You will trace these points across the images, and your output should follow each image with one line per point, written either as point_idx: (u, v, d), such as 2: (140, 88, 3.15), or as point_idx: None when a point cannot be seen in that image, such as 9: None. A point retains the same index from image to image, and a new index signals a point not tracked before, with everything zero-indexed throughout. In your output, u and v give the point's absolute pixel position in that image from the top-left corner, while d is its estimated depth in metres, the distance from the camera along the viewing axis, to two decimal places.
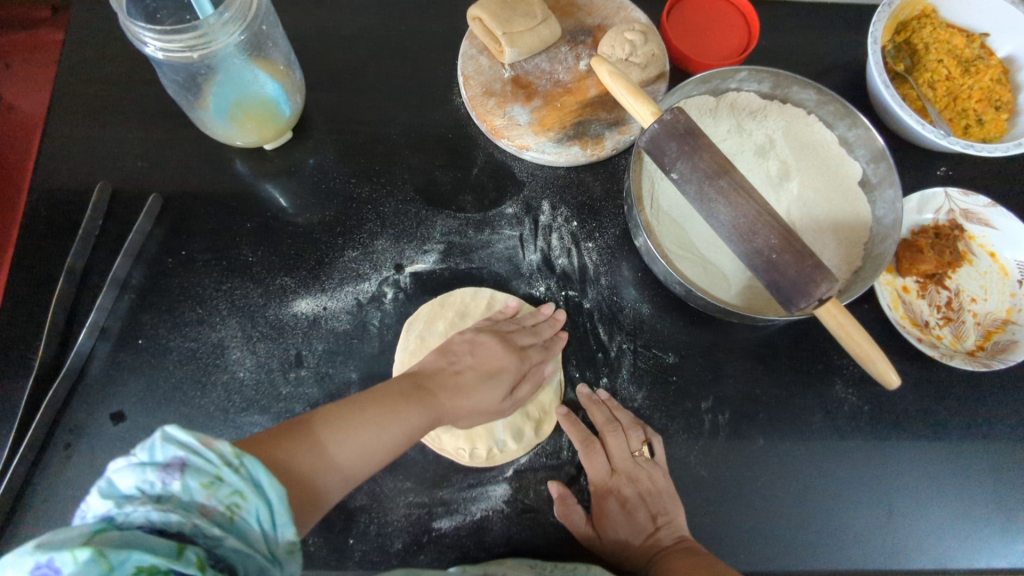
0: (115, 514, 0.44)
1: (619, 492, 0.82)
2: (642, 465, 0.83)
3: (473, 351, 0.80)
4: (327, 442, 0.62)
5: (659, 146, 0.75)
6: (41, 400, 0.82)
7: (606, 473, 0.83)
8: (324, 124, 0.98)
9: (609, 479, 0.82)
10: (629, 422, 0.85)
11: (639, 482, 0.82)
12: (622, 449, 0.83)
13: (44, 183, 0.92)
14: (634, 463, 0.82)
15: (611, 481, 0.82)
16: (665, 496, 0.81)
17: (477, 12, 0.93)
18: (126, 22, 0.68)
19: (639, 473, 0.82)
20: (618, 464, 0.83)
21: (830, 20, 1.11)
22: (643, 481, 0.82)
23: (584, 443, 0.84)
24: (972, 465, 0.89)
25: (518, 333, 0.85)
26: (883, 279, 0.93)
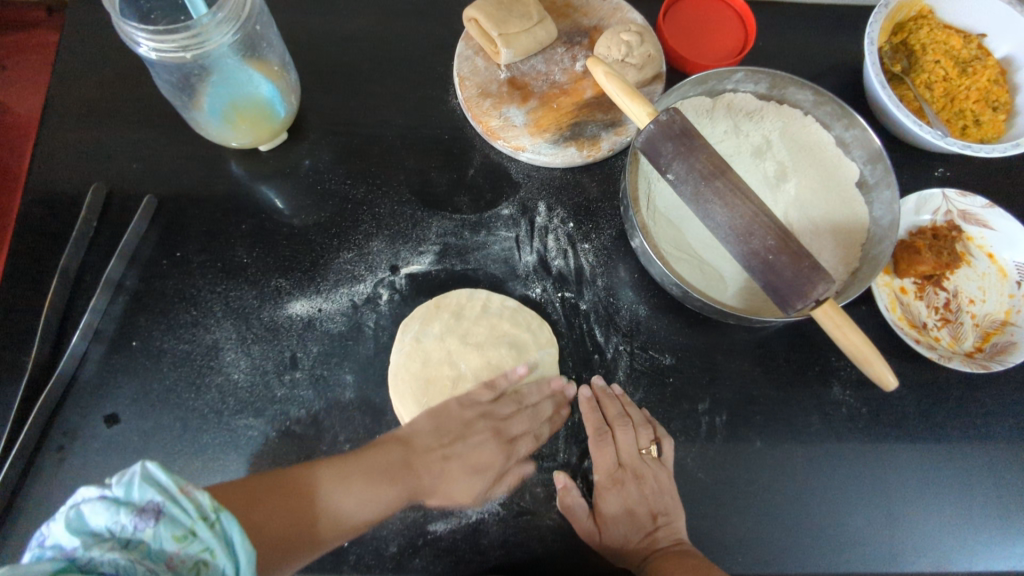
0: (79, 555, 0.44)
1: (624, 488, 0.81)
2: (650, 463, 0.82)
3: (467, 439, 0.80)
4: (317, 498, 0.65)
5: (654, 147, 0.75)
6: (34, 402, 0.82)
7: (613, 468, 0.82)
8: (320, 125, 0.97)
9: (615, 474, 0.82)
10: (641, 419, 0.85)
11: (645, 479, 0.81)
12: (632, 444, 0.82)
13: (39, 184, 0.92)
14: (641, 460, 0.82)
15: (618, 476, 0.82)
16: (667, 497, 0.81)
17: (473, 13, 0.93)
18: (119, 22, 0.68)
19: (645, 470, 0.82)
20: (626, 459, 0.82)
21: (826, 21, 1.11)
22: (649, 479, 0.81)
23: (596, 434, 0.84)
24: (971, 466, 0.89)
25: (515, 421, 0.83)
26: (880, 280, 0.93)
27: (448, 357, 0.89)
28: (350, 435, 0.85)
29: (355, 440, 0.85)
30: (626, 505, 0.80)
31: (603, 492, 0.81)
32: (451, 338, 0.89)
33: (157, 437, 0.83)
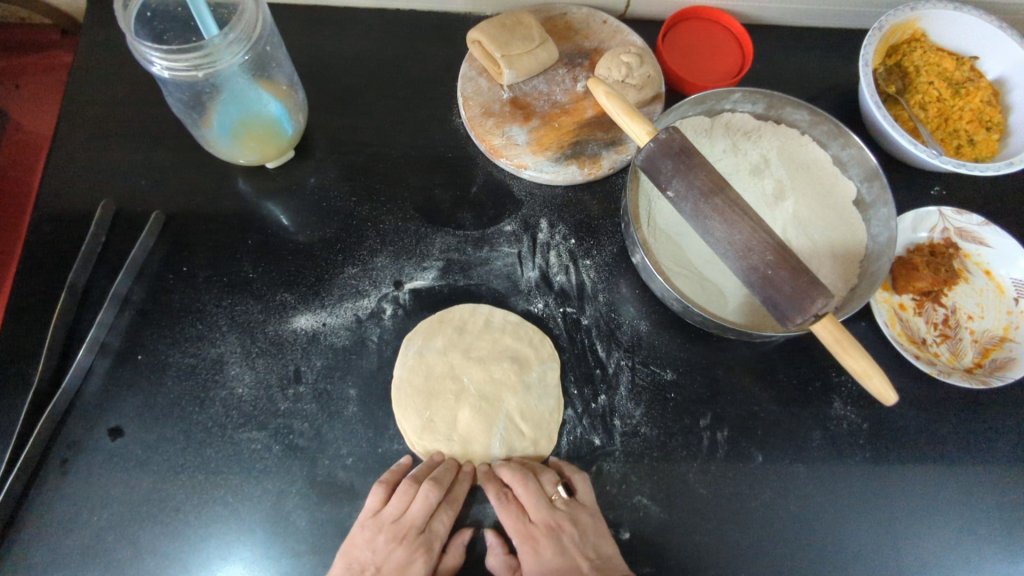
0: None
1: (547, 544, 0.78)
2: (565, 510, 0.80)
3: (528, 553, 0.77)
4: None
5: (654, 164, 0.76)
6: (40, 414, 0.82)
7: (529, 526, 0.79)
8: (326, 144, 0.99)
9: (534, 531, 0.79)
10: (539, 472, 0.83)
11: (566, 530, 0.78)
12: (538, 499, 0.80)
13: (51, 201, 0.93)
14: (556, 512, 0.79)
15: (536, 532, 0.79)
16: (597, 539, 0.79)
17: (476, 36, 0.95)
18: (134, 42, 0.70)
19: (561, 518, 0.79)
20: (537, 513, 0.79)
21: (822, 44, 1.13)
22: (570, 526, 0.79)
23: (497, 500, 0.81)
24: (973, 482, 0.89)
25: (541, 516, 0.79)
26: (879, 297, 0.94)
27: (450, 370, 0.89)
28: (353, 448, 0.85)
29: (358, 454, 0.85)
30: (554, 561, 0.76)
31: (529, 555, 0.77)
32: (454, 351, 0.90)
33: (161, 450, 0.84)
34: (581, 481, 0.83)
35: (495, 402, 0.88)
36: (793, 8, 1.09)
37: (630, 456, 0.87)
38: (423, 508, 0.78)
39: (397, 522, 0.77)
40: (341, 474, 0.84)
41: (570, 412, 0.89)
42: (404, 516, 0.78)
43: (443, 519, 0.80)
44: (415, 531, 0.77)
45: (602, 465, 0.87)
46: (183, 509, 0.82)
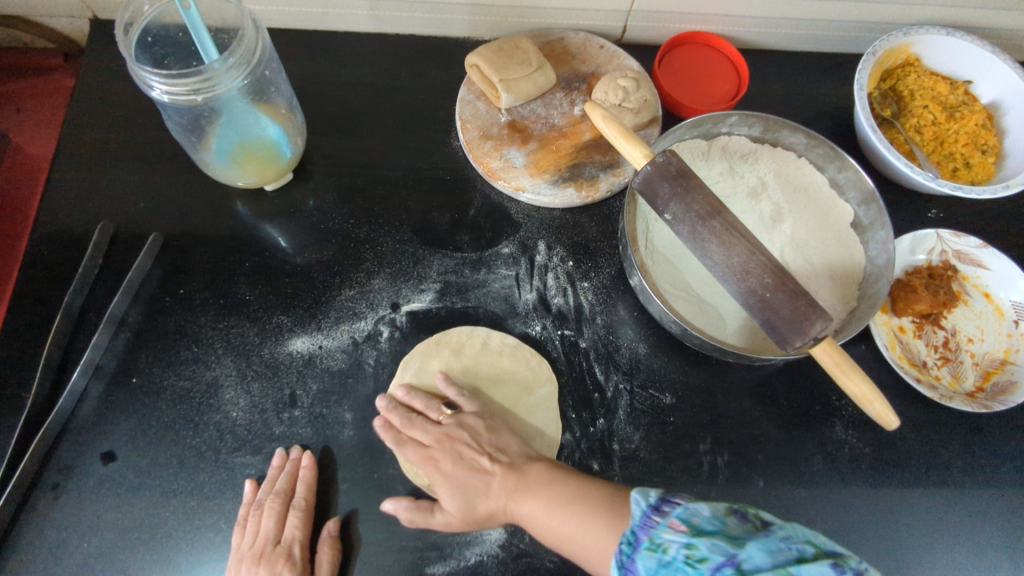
0: None
1: (447, 457, 0.80)
2: (453, 423, 0.83)
3: (447, 479, 0.78)
4: None
5: (652, 187, 0.77)
6: (32, 438, 0.82)
7: (427, 447, 0.82)
8: (324, 167, 1.00)
9: (432, 450, 0.81)
10: (425, 402, 0.85)
11: (460, 441, 0.82)
12: (428, 424, 0.83)
13: (50, 223, 0.93)
14: (446, 427, 0.83)
15: (434, 450, 0.81)
16: (493, 437, 0.82)
17: (474, 60, 0.96)
18: (133, 67, 0.70)
19: (452, 430, 0.82)
20: (432, 433, 0.82)
21: (817, 69, 1.14)
22: (462, 434, 0.82)
23: (398, 441, 0.83)
24: (977, 508, 0.87)
25: (451, 441, 0.81)
26: (879, 319, 0.94)
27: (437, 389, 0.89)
28: (347, 474, 0.84)
29: (352, 478, 0.84)
30: (458, 467, 0.79)
31: (435, 475, 0.79)
32: (453, 374, 0.90)
33: (154, 475, 0.82)
34: (439, 380, 0.87)
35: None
36: (789, 34, 1.10)
37: (629, 481, 0.86)
38: (272, 520, 0.78)
39: (255, 541, 0.77)
40: (333, 502, 0.83)
41: (569, 436, 0.88)
42: (257, 537, 0.78)
43: (295, 524, 0.79)
44: (272, 544, 0.77)
45: None
46: (174, 535, 0.80)
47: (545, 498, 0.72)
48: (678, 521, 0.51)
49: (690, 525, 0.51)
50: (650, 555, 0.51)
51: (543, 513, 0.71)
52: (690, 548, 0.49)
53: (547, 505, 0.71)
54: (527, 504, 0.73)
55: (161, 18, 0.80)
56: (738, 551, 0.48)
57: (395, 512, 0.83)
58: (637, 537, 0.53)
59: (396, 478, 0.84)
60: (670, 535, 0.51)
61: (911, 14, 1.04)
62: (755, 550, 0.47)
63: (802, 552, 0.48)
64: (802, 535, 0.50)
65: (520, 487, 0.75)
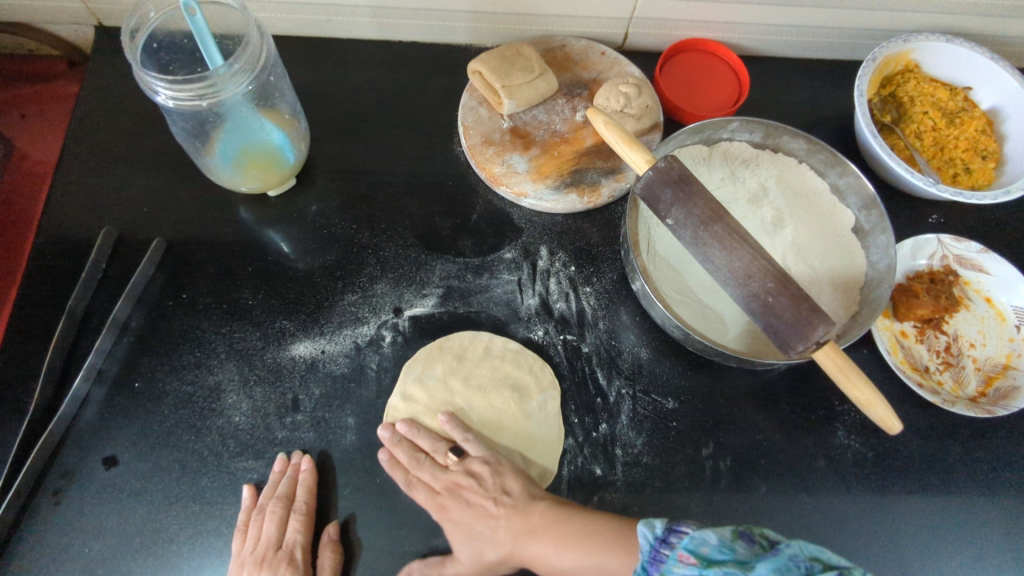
0: None
1: (454, 503, 0.80)
2: (459, 468, 0.82)
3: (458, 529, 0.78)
4: None
5: (653, 193, 0.77)
6: (34, 442, 0.82)
7: (435, 490, 0.81)
8: (327, 173, 1.00)
9: (438, 496, 0.81)
10: (432, 444, 0.84)
11: (466, 486, 0.81)
12: (433, 468, 0.82)
13: (54, 228, 0.94)
14: (452, 473, 0.82)
15: (440, 496, 0.81)
16: (498, 480, 0.81)
17: (476, 67, 0.97)
18: (139, 72, 0.71)
19: (457, 475, 0.81)
20: (437, 480, 0.81)
21: (817, 76, 1.15)
22: (467, 479, 0.81)
23: (407, 484, 0.82)
24: (980, 513, 0.87)
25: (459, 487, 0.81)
26: (881, 324, 0.94)
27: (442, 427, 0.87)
28: (348, 479, 0.84)
29: (354, 483, 0.84)
30: (465, 513, 0.79)
31: (445, 522, 0.79)
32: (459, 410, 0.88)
33: (156, 479, 0.82)
34: (444, 421, 0.84)
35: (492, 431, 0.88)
36: (789, 41, 1.11)
37: (632, 486, 0.85)
38: (273, 524, 0.78)
39: (256, 546, 0.77)
40: (334, 507, 0.83)
41: (571, 441, 0.88)
42: (260, 541, 0.78)
43: (296, 528, 0.79)
44: (273, 548, 0.77)
45: (603, 495, 0.85)
46: (176, 540, 0.80)
47: (556, 545, 0.72)
48: (687, 552, 0.52)
49: (699, 556, 0.51)
50: None
51: (554, 556, 0.72)
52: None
53: (557, 554, 0.72)
54: (537, 550, 0.74)
55: (166, 25, 0.80)
56: (749, 574, 0.48)
57: (396, 517, 0.82)
58: (650, 572, 0.55)
59: (398, 483, 0.84)
60: (679, 566, 0.51)
61: (911, 21, 1.05)
62: (764, 569, 0.48)
63: (809, 570, 0.49)
64: (809, 550, 0.51)
65: (527, 531, 0.75)
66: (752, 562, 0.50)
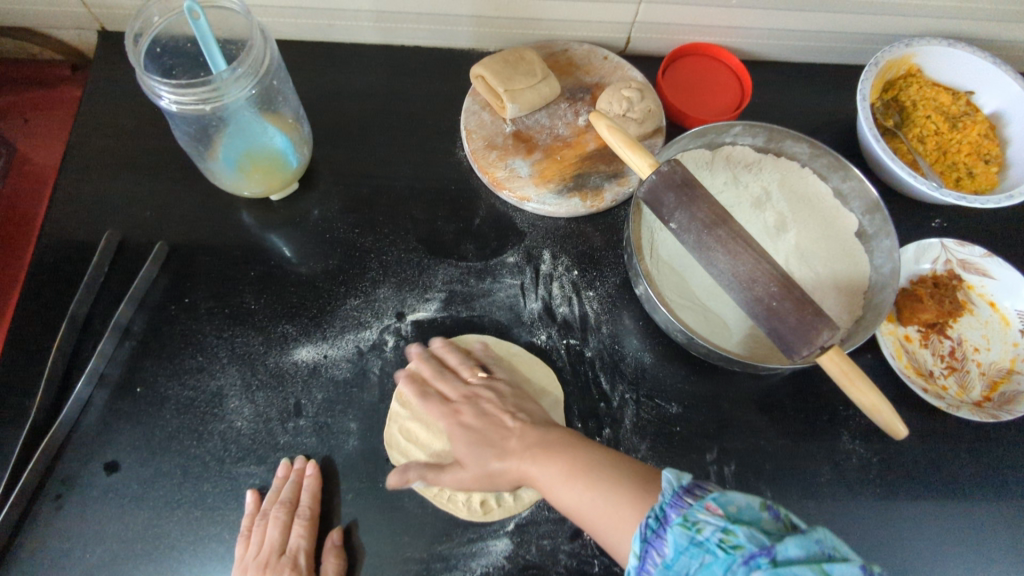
0: None
1: (469, 412, 0.82)
2: (482, 384, 0.85)
3: (468, 436, 0.79)
4: None
5: (656, 197, 0.77)
6: (36, 447, 0.81)
7: (453, 403, 0.84)
8: (330, 177, 1.00)
9: (456, 406, 0.83)
10: (459, 359, 0.87)
11: (486, 399, 0.83)
12: (456, 382, 0.86)
13: (55, 233, 0.93)
14: (473, 387, 0.85)
15: (458, 406, 0.83)
16: (518, 402, 0.83)
17: (479, 71, 0.97)
18: (143, 76, 0.71)
19: (478, 389, 0.84)
20: (456, 390, 0.85)
21: (820, 80, 1.15)
22: (487, 393, 0.84)
23: (423, 391, 0.85)
24: (986, 519, 0.87)
25: (480, 398, 0.83)
26: (885, 328, 0.93)
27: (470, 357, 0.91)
28: (352, 484, 0.84)
29: (357, 489, 0.84)
30: (480, 423, 0.80)
31: (458, 429, 0.81)
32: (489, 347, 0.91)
33: (158, 485, 0.82)
34: (477, 344, 0.90)
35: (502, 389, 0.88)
36: (791, 46, 1.11)
37: None
38: (277, 529, 0.78)
39: (259, 551, 0.77)
40: (338, 512, 0.82)
41: None
42: (263, 547, 0.77)
43: (300, 533, 0.79)
44: (275, 554, 0.77)
45: None
46: (177, 546, 0.79)
47: (566, 461, 0.71)
48: (715, 505, 0.52)
49: (726, 511, 0.52)
50: (682, 531, 0.51)
51: (563, 477, 0.70)
52: (726, 533, 0.50)
53: (561, 470, 0.70)
54: (544, 468, 0.72)
55: (171, 29, 0.81)
56: (773, 543, 0.49)
57: (399, 523, 0.82)
58: (666, 513, 0.53)
59: (400, 489, 0.84)
60: (705, 515, 0.51)
61: (913, 26, 1.05)
62: (791, 544, 0.48)
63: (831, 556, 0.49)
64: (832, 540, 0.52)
65: (540, 445, 0.75)
66: (776, 534, 0.51)
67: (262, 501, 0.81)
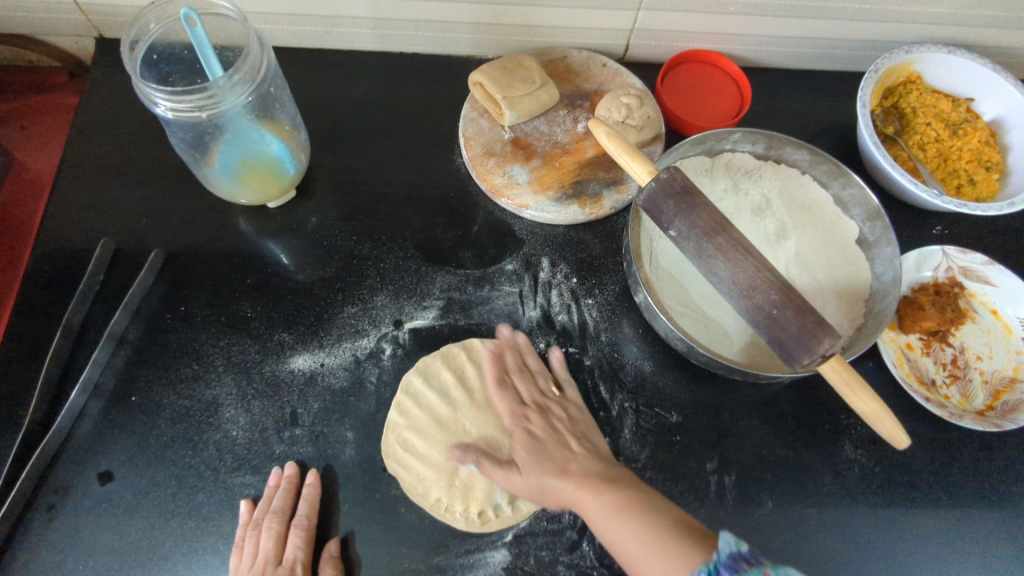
0: None
1: (538, 421, 0.84)
2: (556, 400, 0.86)
3: (529, 446, 0.82)
4: None
5: (656, 204, 0.76)
6: (27, 458, 0.80)
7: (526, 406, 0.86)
8: (328, 184, 1.00)
9: (528, 411, 0.86)
10: (539, 366, 0.89)
11: (557, 414, 0.85)
12: (533, 388, 0.88)
13: (50, 240, 0.93)
14: (548, 399, 0.87)
15: (530, 411, 0.85)
16: (585, 429, 0.84)
17: (477, 78, 0.97)
18: (139, 84, 0.70)
19: (551, 403, 0.86)
20: (530, 396, 0.87)
21: (819, 87, 1.15)
22: (559, 409, 0.85)
23: (500, 382, 0.88)
24: (990, 530, 0.86)
25: (552, 411, 0.85)
26: (886, 336, 0.93)
27: None
28: (348, 494, 0.83)
29: (353, 498, 0.83)
30: (549, 437, 0.82)
31: (526, 439, 0.83)
32: None
33: (151, 495, 0.81)
34: (557, 356, 0.90)
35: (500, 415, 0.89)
36: (790, 53, 1.11)
37: None
38: (271, 540, 0.77)
39: (253, 563, 0.76)
40: (334, 522, 0.81)
41: None
42: (257, 558, 0.76)
43: (295, 544, 0.78)
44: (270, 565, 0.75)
45: None
46: (172, 557, 0.79)
47: (620, 498, 0.72)
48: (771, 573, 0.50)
49: None
50: None
51: (607, 515, 0.71)
52: None
53: (613, 506, 0.71)
54: (594, 500, 0.73)
55: (167, 36, 0.80)
56: None
57: (396, 533, 0.81)
58: (720, 572, 0.53)
59: (398, 500, 0.83)
60: None
61: (913, 32, 1.04)
62: None
63: None
64: None
65: (601, 478, 0.76)
66: None
67: (256, 511, 0.80)
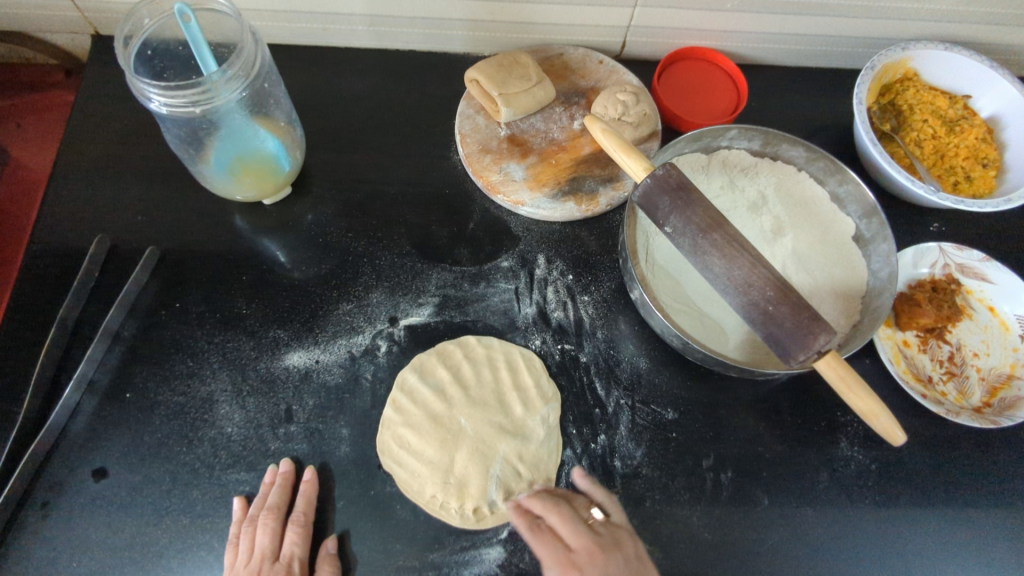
0: None
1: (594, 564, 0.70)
2: (606, 533, 0.74)
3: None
4: None
5: (651, 200, 0.76)
6: (21, 454, 0.80)
7: (573, 549, 0.72)
8: (323, 182, 1.00)
9: (577, 554, 0.71)
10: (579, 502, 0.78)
11: (612, 553, 0.71)
12: (578, 523, 0.74)
13: (45, 237, 0.93)
14: (599, 534, 0.73)
15: (579, 555, 0.71)
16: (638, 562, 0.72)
17: (473, 75, 0.96)
18: (132, 79, 0.70)
19: (603, 541, 0.72)
20: (578, 538, 0.72)
21: (815, 84, 1.15)
22: (615, 548, 0.72)
23: (534, 528, 0.75)
24: (986, 527, 0.85)
25: (606, 550, 0.71)
26: (883, 333, 0.92)
27: (511, 362, 0.90)
28: (344, 491, 0.83)
29: (348, 496, 0.82)
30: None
31: None
32: (536, 367, 0.90)
33: (145, 492, 0.81)
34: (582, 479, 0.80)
35: (494, 412, 0.87)
36: (787, 50, 1.11)
37: (630, 499, 0.84)
38: (267, 537, 0.76)
39: (248, 560, 0.75)
40: (328, 519, 0.81)
41: (569, 453, 0.86)
42: (252, 554, 0.76)
43: (292, 540, 0.77)
44: (265, 560, 0.75)
45: None
46: (166, 554, 0.78)
47: None
48: None
49: None
50: None
51: None
52: None
53: None
54: None
55: (161, 33, 0.80)
56: None
57: (391, 531, 0.81)
58: None
59: (393, 497, 0.83)
60: None
61: (910, 30, 1.05)
62: None
63: None
64: None
65: None
66: None
67: (250, 511, 0.80)
